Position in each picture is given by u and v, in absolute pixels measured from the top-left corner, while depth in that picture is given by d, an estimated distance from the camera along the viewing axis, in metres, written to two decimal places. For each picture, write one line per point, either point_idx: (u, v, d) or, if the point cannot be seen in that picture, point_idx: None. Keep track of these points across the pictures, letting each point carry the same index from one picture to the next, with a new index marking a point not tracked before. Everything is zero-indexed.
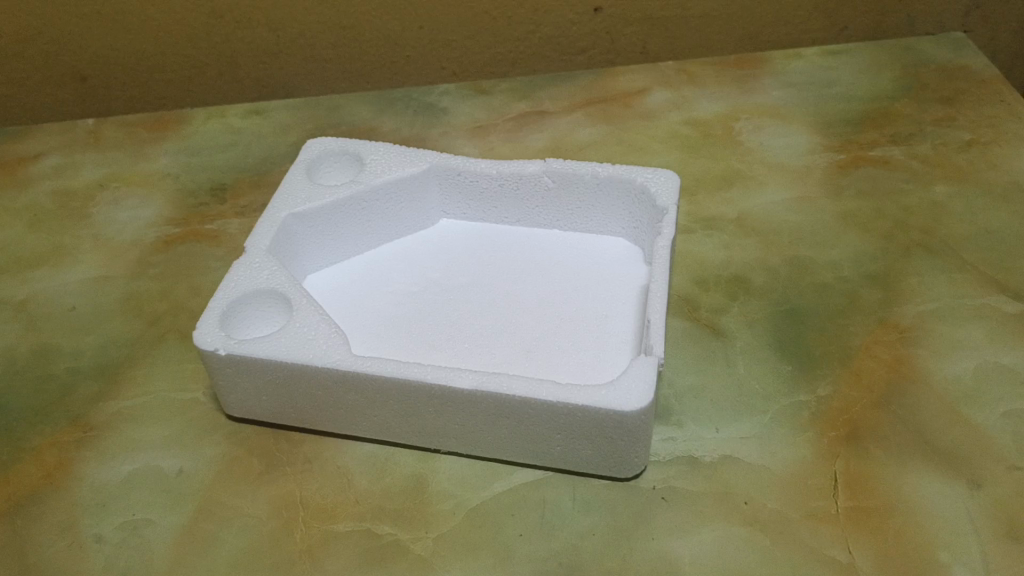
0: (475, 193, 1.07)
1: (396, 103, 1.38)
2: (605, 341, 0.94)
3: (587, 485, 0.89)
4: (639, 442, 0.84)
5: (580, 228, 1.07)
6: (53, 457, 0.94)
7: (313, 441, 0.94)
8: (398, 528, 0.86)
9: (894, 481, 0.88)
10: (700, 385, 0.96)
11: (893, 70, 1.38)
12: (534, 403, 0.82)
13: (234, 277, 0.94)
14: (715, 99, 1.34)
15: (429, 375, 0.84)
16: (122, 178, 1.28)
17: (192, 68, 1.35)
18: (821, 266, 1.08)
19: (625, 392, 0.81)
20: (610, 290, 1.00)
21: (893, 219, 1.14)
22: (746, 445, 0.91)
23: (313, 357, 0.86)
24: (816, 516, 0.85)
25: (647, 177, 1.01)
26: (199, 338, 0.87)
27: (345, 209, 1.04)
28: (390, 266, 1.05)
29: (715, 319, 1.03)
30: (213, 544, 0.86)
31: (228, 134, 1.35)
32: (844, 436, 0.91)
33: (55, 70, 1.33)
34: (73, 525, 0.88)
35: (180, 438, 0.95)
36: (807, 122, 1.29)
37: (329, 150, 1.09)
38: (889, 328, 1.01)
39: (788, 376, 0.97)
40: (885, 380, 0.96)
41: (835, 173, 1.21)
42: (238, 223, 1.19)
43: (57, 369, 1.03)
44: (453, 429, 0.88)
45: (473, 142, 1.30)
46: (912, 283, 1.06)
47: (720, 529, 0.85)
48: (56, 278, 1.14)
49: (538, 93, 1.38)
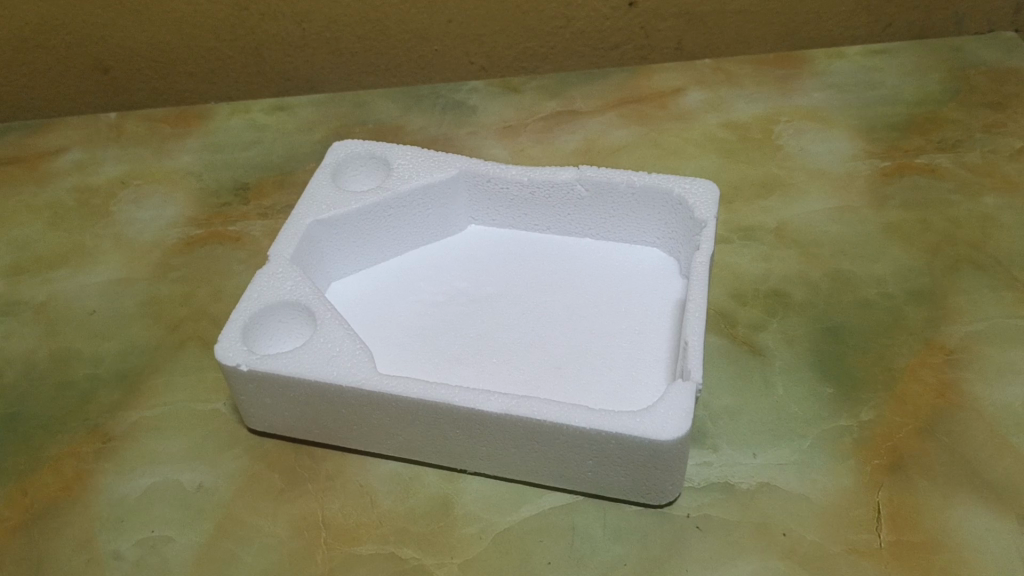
0: (505, 199, 1.03)
1: (423, 101, 1.35)
2: (638, 361, 0.90)
3: (618, 512, 0.86)
4: (674, 470, 0.81)
5: (613, 238, 1.03)
6: (71, 468, 0.92)
7: (336, 458, 0.91)
8: (422, 552, 0.84)
9: (940, 514, 0.84)
10: (737, 406, 0.93)
11: (940, 72, 1.32)
12: (565, 429, 0.79)
13: (256, 287, 0.91)
14: (754, 101, 1.30)
15: (457, 397, 0.80)
16: (144, 175, 1.26)
17: (216, 61, 1.31)
18: (864, 281, 1.04)
19: (661, 419, 0.78)
20: (645, 305, 0.96)
21: (941, 232, 1.09)
22: (784, 472, 0.87)
23: (337, 375, 0.83)
24: (858, 550, 0.82)
25: (685, 187, 0.97)
26: (221, 353, 0.84)
27: (371, 215, 1.00)
28: (417, 275, 1.02)
29: (753, 335, 0.99)
30: (233, 564, 0.84)
31: (252, 130, 1.32)
32: (887, 464, 0.87)
33: (77, 62, 1.30)
34: (91, 540, 0.86)
35: (200, 451, 0.93)
36: (849, 126, 1.24)
37: (355, 153, 1.06)
38: (935, 349, 0.97)
39: (828, 399, 0.93)
40: (931, 405, 0.92)
41: (879, 181, 1.16)
42: (261, 224, 1.17)
43: (77, 375, 1.01)
44: (480, 450, 0.85)
45: (502, 143, 1.27)
46: (959, 301, 1.01)
47: (756, 562, 0.81)
48: (76, 280, 1.12)
49: (569, 91, 1.33)
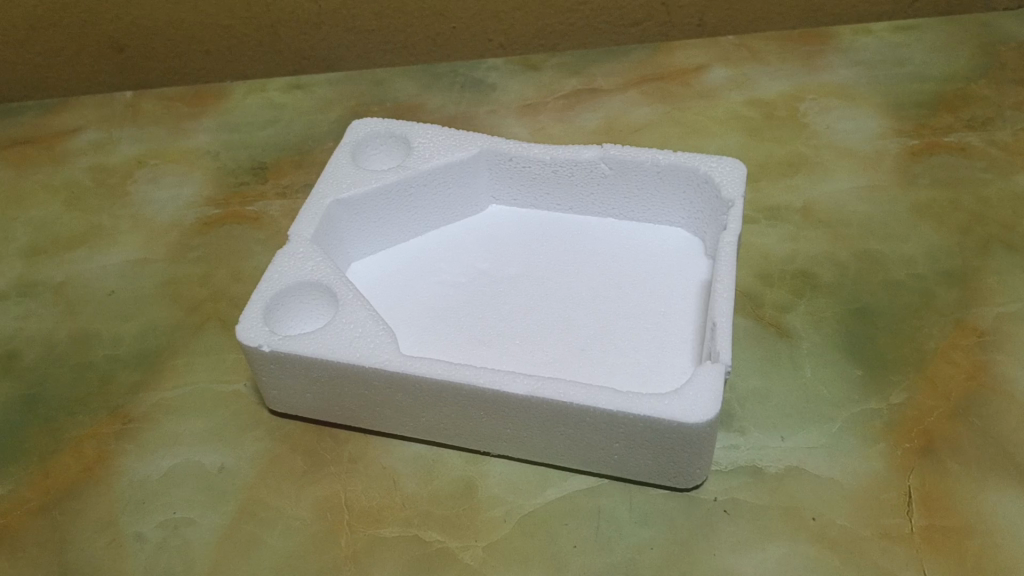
0: (527, 178, 1.02)
1: (442, 79, 1.33)
2: (664, 343, 0.89)
3: (644, 495, 0.84)
4: (702, 453, 0.79)
5: (636, 218, 1.02)
6: (93, 450, 0.92)
7: (358, 439, 0.90)
8: (447, 534, 0.83)
9: (973, 499, 0.82)
10: (765, 388, 0.91)
11: (969, 47, 1.29)
12: (592, 411, 0.77)
13: (277, 268, 0.90)
14: (778, 78, 1.27)
15: (483, 379, 0.79)
16: (161, 155, 1.25)
17: (232, 39, 1.30)
18: (893, 262, 1.02)
19: (689, 402, 0.76)
20: (670, 286, 0.94)
21: (972, 212, 1.07)
22: (813, 455, 0.86)
23: (360, 357, 0.82)
24: (889, 535, 0.80)
25: (711, 166, 0.95)
26: (243, 334, 0.83)
27: (391, 195, 0.99)
28: (438, 256, 1.00)
29: (781, 317, 0.97)
30: (257, 547, 0.83)
31: (269, 110, 1.30)
32: (918, 447, 0.86)
33: (92, 40, 1.28)
34: (113, 522, 0.86)
35: (222, 433, 0.92)
36: (876, 103, 1.22)
37: (375, 132, 1.04)
38: (967, 331, 0.95)
39: (858, 381, 0.91)
40: (963, 388, 0.90)
41: (908, 159, 1.14)
42: (280, 205, 1.15)
43: (96, 356, 1.00)
44: (504, 433, 0.84)
45: (523, 122, 1.25)
46: (990, 282, 0.99)
47: (786, 546, 0.80)
48: (94, 260, 1.11)
49: (590, 69, 1.31)
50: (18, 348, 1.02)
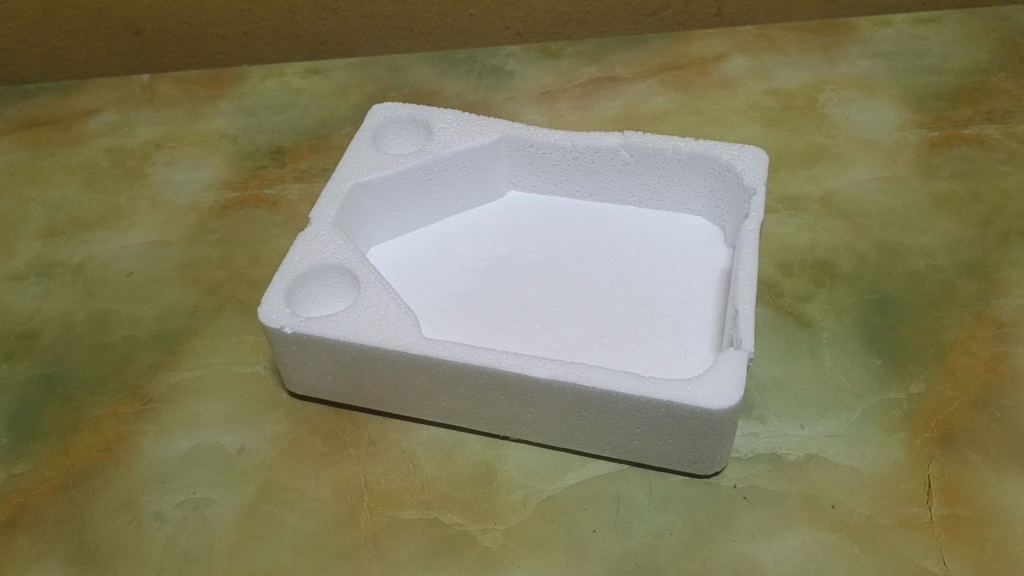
0: (547, 165, 1.01)
1: (459, 65, 1.33)
2: (684, 330, 0.89)
3: (663, 481, 0.85)
4: (723, 440, 0.79)
5: (656, 205, 1.02)
6: (112, 429, 0.92)
7: (378, 423, 0.90)
8: (467, 518, 0.83)
9: (992, 489, 0.83)
10: (785, 376, 0.91)
11: (990, 41, 1.28)
12: (614, 397, 0.77)
13: (299, 250, 0.90)
14: (797, 68, 1.27)
15: (506, 362, 0.79)
16: (178, 137, 1.25)
17: (250, 23, 1.29)
18: (913, 253, 1.02)
19: (713, 389, 0.76)
20: (690, 273, 0.94)
21: (991, 205, 1.07)
22: (833, 444, 0.86)
23: (382, 339, 0.82)
24: (908, 524, 0.80)
25: (733, 154, 0.94)
26: (265, 316, 0.83)
27: (412, 179, 0.99)
28: (457, 240, 1.00)
29: (800, 306, 0.97)
30: (276, 528, 0.83)
31: (287, 94, 1.30)
32: (938, 437, 0.86)
33: (109, 22, 1.28)
34: (132, 501, 0.86)
35: (241, 414, 0.92)
36: (896, 95, 1.22)
37: (396, 116, 1.04)
38: (987, 323, 0.95)
39: (877, 371, 0.91)
40: (982, 379, 0.90)
41: (928, 151, 1.13)
42: (298, 188, 1.16)
43: (116, 336, 1.00)
44: (525, 417, 0.84)
45: (541, 109, 1.25)
46: (1010, 275, 0.99)
47: (805, 534, 0.80)
48: (112, 241, 1.11)
49: (608, 57, 1.31)
50: (36, 328, 1.02)
